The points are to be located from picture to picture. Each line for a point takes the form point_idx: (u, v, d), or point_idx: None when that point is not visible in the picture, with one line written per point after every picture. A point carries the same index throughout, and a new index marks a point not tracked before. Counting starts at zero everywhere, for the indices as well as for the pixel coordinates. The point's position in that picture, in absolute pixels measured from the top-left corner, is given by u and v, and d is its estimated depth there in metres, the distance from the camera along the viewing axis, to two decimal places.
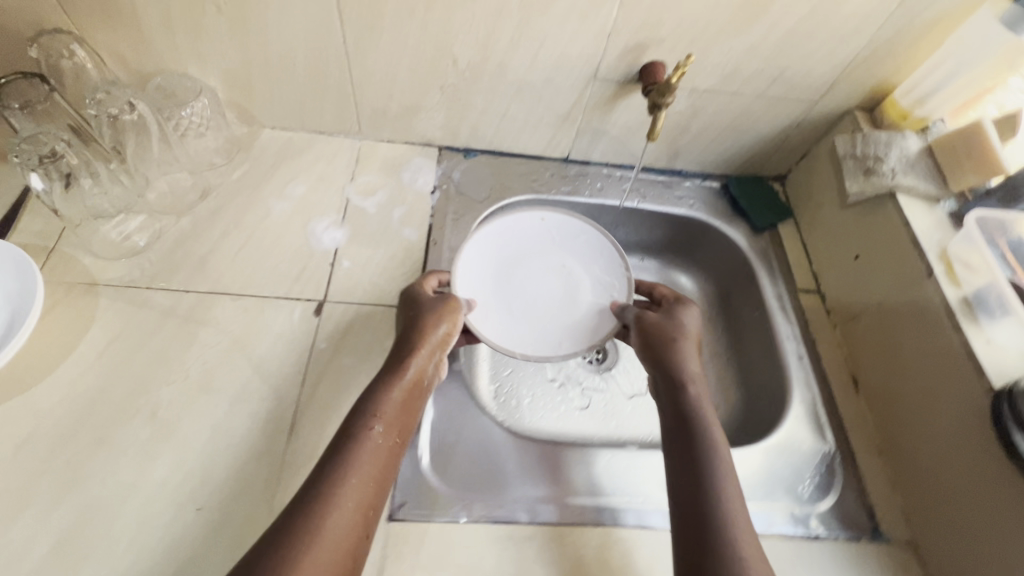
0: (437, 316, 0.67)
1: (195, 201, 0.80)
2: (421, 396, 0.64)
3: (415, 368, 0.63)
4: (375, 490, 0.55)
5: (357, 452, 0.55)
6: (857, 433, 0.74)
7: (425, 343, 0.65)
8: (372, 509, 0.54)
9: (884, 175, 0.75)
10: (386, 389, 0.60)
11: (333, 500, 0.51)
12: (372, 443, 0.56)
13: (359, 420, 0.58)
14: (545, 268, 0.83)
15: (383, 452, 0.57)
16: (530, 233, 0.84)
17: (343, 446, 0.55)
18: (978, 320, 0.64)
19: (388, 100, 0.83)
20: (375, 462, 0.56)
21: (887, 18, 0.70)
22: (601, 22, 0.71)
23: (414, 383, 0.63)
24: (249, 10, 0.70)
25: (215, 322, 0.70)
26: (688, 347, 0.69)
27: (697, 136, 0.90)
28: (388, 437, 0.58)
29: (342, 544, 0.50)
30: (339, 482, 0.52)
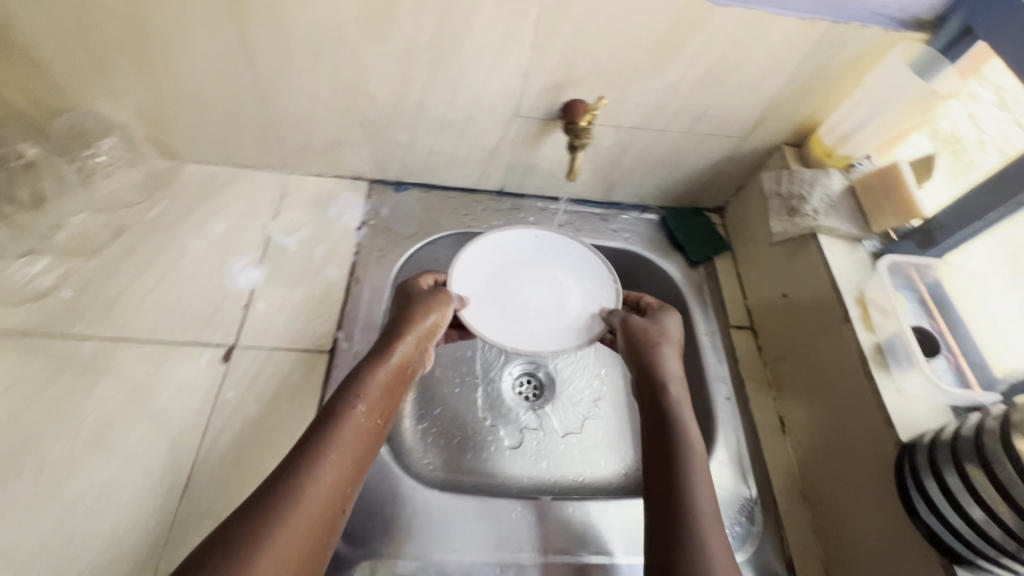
0: (424, 308, 0.70)
1: (108, 240, 0.78)
2: (403, 385, 0.66)
3: (401, 354, 0.65)
4: (354, 467, 0.56)
5: (340, 428, 0.56)
6: (780, 478, 0.73)
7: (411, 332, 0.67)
8: (352, 486, 0.55)
9: (806, 216, 0.74)
10: (371, 374, 0.62)
11: (314, 471, 0.52)
12: (355, 422, 0.58)
13: (344, 401, 0.59)
14: (535, 279, 0.84)
15: (365, 432, 0.58)
16: (521, 247, 0.85)
17: (326, 424, 0.57)
18: (887, 367, 0.63)
19: (310, 136, 0.82)
20: (357, 442, 0.57)
21: (804, 58, 0.70)
22: (515, 62, 0.70)
23: (398, 370, 0.64)
24: (154, 50, 0.68)
25: (114, 371, 0.67)
26: (672, 344, 0.71)
27: (629, 170, 0.89)
28: (372, 418, 0.60)
29: (318, 514, 0.51)
30: (319, 456, 0.53)
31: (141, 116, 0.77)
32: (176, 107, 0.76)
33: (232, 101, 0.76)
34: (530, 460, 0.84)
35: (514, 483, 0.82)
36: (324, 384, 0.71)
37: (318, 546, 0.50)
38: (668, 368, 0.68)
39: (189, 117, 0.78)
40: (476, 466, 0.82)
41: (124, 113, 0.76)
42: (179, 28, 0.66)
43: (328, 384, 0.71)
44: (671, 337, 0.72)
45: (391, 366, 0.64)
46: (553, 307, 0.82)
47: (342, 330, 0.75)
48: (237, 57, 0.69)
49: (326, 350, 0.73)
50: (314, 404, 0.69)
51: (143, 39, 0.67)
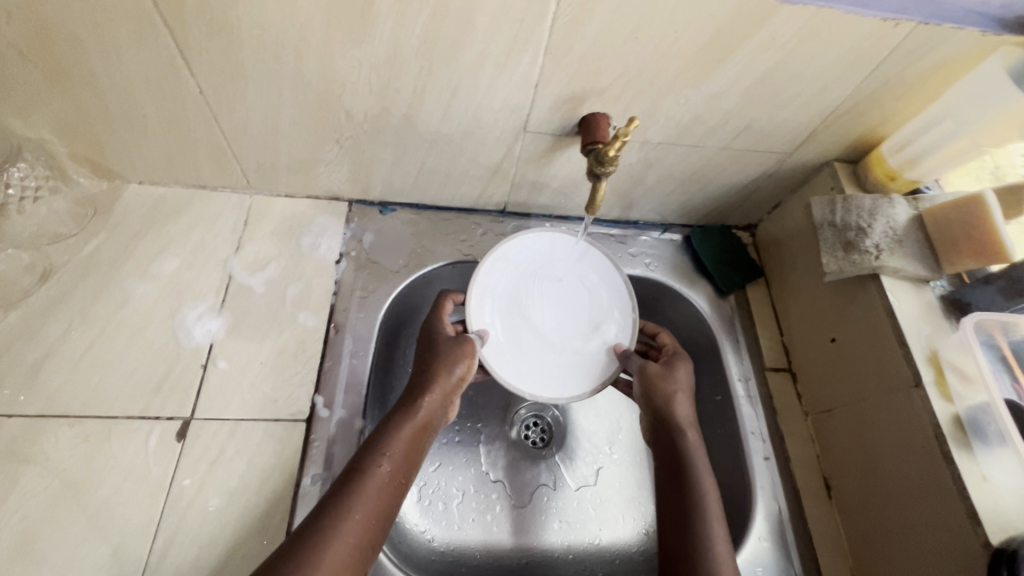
0: (449, 354, 0.61)
1: (31, 286, 0.64)
2: (428, 439, 0.59)
3: (428, 407, 0.59)
4: (373, 534, 0.51)
5: (361, 490, 0.51)
6: (828, 554, 0.64)
7: (438, 383, 0.60)
8: (370, 553, 0.50)
9: (866, 253, 0.63)
10: (397, 430, 0.56)
11: (333, 540, 0.48)
12: (377, 483, 0.53)
13: (368, 457, 0.54)
14: (556, 302, 0.72)
15: (388, 494, 0.53)
16: (545, 262, 0.73)
17: (348, 484, 0.52)
18: (973, 448, 0.54)
19: (275, 154, 0.68)
20: (377, 505, 0.52)
21: (878, 65, 0.57)
22: (525, 70, 0.56)
23: (423, 425, 0.58)
24: (65, 57, 0.53)
25: (41, 459, 0.55)
26: (685, 387, 0.63)
27: (653, 188, 0.77)
28: (395, 477, 0.54)
29: None
30: (340, 524, 0.49)
31: (62, 134, 0.62)
32: (104, 123, 0.62)
33: (174, 116, 0.61)
34: (541, 522, 0.73)
35: (523, 550, 0.71)
36: (301, 463, 0.60)
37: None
38: (681, 418, 0.61)
39: (124, 135, 0.64)
40: (481, 530, 0.71)
41: (40, 131, 0.61)
42: (93, 30, 0.51)
43: (305, 462, 0.60)
44: (685, 381, 0.64)
45: (417, 419, 0.58)
46: (572, 339, 0.71)
47: (321, 392, 0.64)
48: (174, 65, 0.55)
49: (301, 419, 0.62)
50: (290, 488, 0.58)
51: (48, 44, 0.52)
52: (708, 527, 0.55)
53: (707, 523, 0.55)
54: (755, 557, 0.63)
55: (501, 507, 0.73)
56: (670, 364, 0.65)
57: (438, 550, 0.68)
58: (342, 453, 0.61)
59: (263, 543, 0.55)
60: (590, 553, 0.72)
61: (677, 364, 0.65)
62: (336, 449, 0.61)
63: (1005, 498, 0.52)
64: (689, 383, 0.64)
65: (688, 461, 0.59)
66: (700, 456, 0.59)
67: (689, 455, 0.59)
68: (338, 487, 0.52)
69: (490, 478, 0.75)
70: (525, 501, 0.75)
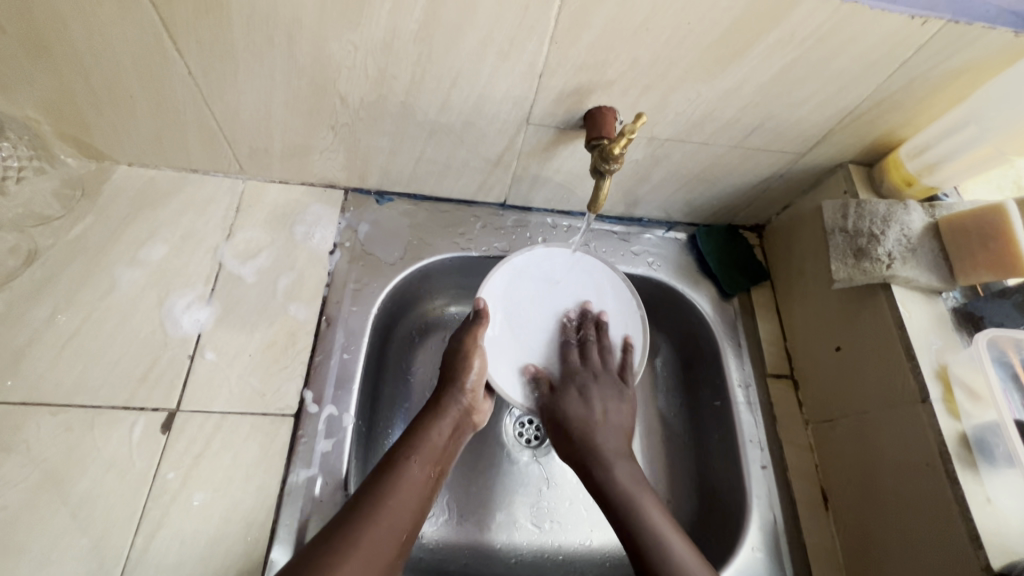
0: (464, 358, 0.65)
1: (15, 269, 0.62)
2: (457, 439, 0.62)
3: (454, 410, 0.62)
4: (409, 522, 0.53)
5: (395, 482, 0.54)
6: (822, 567, 0.63)
7: (459, 387, 0.63)
8: (406, 542, 0.52)
9: (877, 261, 0.60)
10: (425, 428, 0.60)
11: (367, 525, 0.50)
12: (409, 477, 0.55)
13: (396, 453, 0.57)
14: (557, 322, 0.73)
15: (423, 487, 0.56)
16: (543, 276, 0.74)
17: (382, 478, 0.54)
18: (976, 466, 0.53)
19: (268, 140, 0.65)
20: (414, 496, 0.54)
21: (901, 65, 0.54)
22: (528, 59, 0.53)
23: (452, 426, 0.62)
24: (44, 31, 0.51)
25: (23, 448, 0.54)
26: (602, 394, 0.66)
27: (659, 186, 0.74)
28: (427, 471, 0.57)
29: (374, 565, 0.49)
30: (376, 510, 0.51)
31: (49, 112, 0.60)
32: (91, 103, 0.59)
33: (162, 97, 0.59)
34: (532, 521, 0.72)
35: (513, 550, 0.70)
36: (288, 458, 0.59)
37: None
38: (583, 412, 0.65)
39: (112, 116, 0.61)
40: (469, 527, 0.70)
41: (24, 108, 0.59)
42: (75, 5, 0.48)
43: (292, 458, 0.59)
44: (593, 392, 0.66)
45: (445, 418, 0.61)
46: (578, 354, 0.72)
47: (310, 387, 0.63)
48: (161, 43, 0.52)
49: (289, 414, 0.61)
50: (277, 484, 0.57)
51: (29, 17, 0.49)
52: (647, 513, 0.56)
53: (648, 509, 0.56)
54: (748, 567, 0.62)
55: (492, 505, 0.72)
56: (564, 378, 0.69)
57: (427, 547, 0.67)
58: (330, 449, 0.60)
59: (247, 540, 0.54)
60: (580, 554, 0.71)
61: (575, 381, 0.68)
62: (323, 446, 0.60)
63: (1008, 520, 0.50)
64: (576, 387, 0.67)
65: (586, 458, 0.62)
66: (618, 444, 0.63)
67: (593, 441, 0.62)
68: (370, 479, 0.54)
69: (481, 475, 0.74)
70: (515, 499, 0.73)
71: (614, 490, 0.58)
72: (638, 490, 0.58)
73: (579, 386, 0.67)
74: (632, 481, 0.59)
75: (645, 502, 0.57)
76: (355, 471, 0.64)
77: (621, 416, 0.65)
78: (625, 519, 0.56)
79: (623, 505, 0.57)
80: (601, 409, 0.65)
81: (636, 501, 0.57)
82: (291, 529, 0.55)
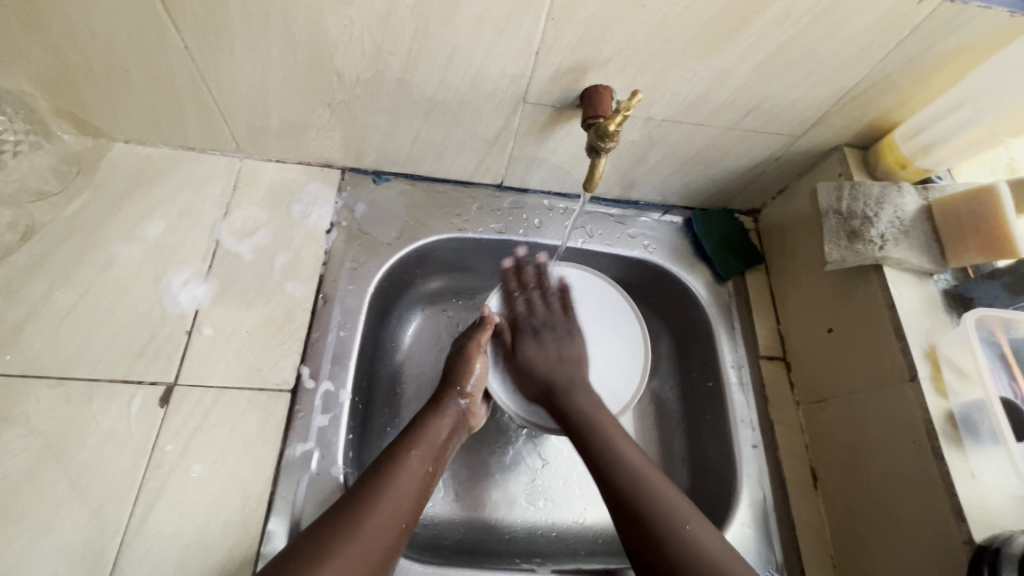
0: (465, 360, 0.67)
1: (13, 244, 0.62)
2: (456, 436, 0.63)
3: (452, 409, 0.64)
4: (410, 512, 0.53)
5: (397, 472, 0.55)
6: (810, 545, 0.64)
7: (459, 389, 0.65)
8: (407, 529, 0.53)
9: (870, 243, 0.61)
10: (425, 424, 0.61)
11: (370, 511, 0.51)
12: (409, 467, 0.56)
13: (399, 445, 0.58)
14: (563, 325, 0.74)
15: (422, 480, 0.56)
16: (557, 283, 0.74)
17: (383, 468, 0.55)
18: (962, 444, 0.54)
19: (265, 117, 0.66)
20: (414, 487, 0.55)
21: (896, 46, 0.54)
22: (525, 37, 0.54)
23: (451, 425, 0.63)
24: (40, 4, 0.50)
25: (23, 419, 0.55)
26: (555, 337, 0.69)
27: (655, 168, 0.74)
28: (427, 464, 0.58)
29: (374, 550, 0.49)
30: (377, 497, 0.52)
31: (44, 87, 0.60)
32: (87, 77, 0.59)
33: (158, 73, 0.59)
34: (526, 498, 0.73)
35: (506, 525, 0.71)
36: (285, 432, 0.59)
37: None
38: (538, 352, 0.68)
39: (108, 92, 0.61)
40: (464, 504, 0.71)
41: (20, 82, 0.59)
42: None
43: (290, 432, 0.59)
44: (546, 335, 0.69)
45: (445, 417, 0.63)
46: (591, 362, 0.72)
47: (307, 363, 0.63)
48: (157, 17, 0.52)
49: (287, 389, 0.61)
50: (274, 457, 0.58)
51: None
52: (611, 433, 0.59)
53: (609, 428, 0.60)
54: (737, 544, 0.63)
55: (486, 483, 0.73)
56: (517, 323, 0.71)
57: (422, 522, 0.68)
58: (327, 424, 0.61)
59: (244, 511, 0.55)
60: (572, 530, 0.72)
61: (528, 325, 0.70)
62: (320, 420, 0.61)
63: (992, 496, 0.52)
64: (530, 328, 0.70)
65: (553, 384, 0.65)
66: (576, 373, 0.66)
67: (554, 372, 0.66)
68: (371, 469, 0.55)
69: (475, 452, 0.75)
70: (509, 477, 0.74)
71: (577, 413, 0.62)
72: (599, 413, 0.62)
73: (533, 330, 0.70)
74: (595, 405, 0.63)
75: (609, 427, 0.60)
76: (351, 446, 0.65)
77: (576, 347, 0.68)
78: (592, 442, 0.59)
79: (588, 428, 0.60)
80: (555, 349, 0.68)
81: (599, 424, 0.60)
82: (287, 501, 0.56)
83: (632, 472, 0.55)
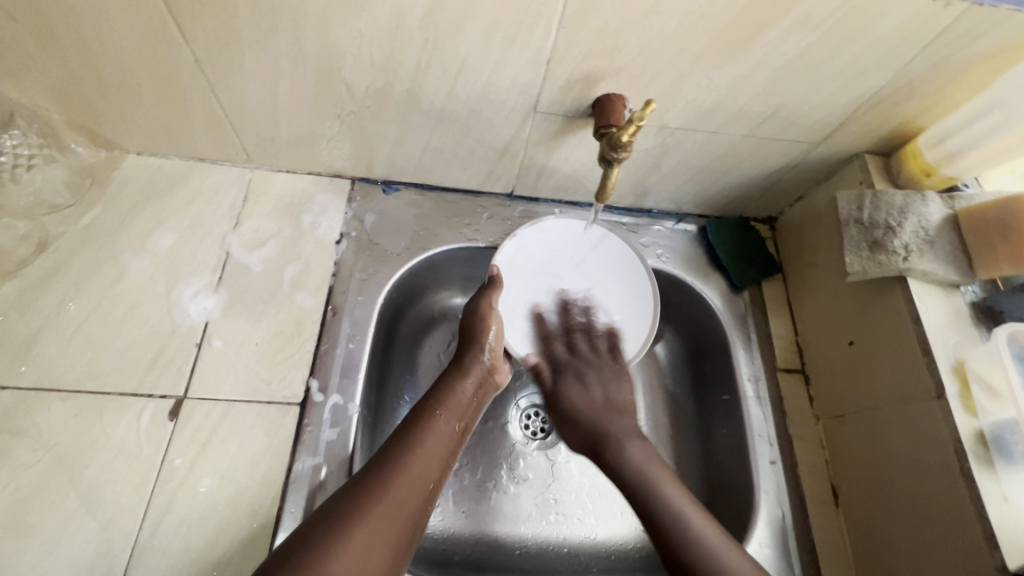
0: (482, 318, 0.66)
1: (28, 255, 0.63)
2: (481, 396, 0.63)
3: (476, 370, 0.64)
4: (437, 472, 0.54)
5: (423, 434, 0.55)
6: (830, 565, 0.62)
7: (480, 347, 0.65)
8: (434, 490, 0.53)
9: (893, 254, 0.59)
10: (451, 386, 0.61)
11: (399, 470, 0.51)
12: (437, 430, 0.56)
13: (425, 408, 0.58)
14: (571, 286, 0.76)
15: (450, 439, 0.57)
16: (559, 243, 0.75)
17: (408, 431, 0.55)
18: (992, 464, 0.51)
19: (275, 129, 0.65)
20: (442, 448, 0.55)
21: (921, 50, 0.52)
22: (536, 46, 0.53)
23: (476, 384, 0.63)
24: (51, 18, 0.50)
25: (34, 432, 0.55)
26: (599, 379, 0.69)
27: (669, 176, 0.73)
28: (453, 425, 0.58)
29: (402, 513, 0.49)
30: (405, 459, 0.52)
31: (58, 100, 0.60)
32: (100, 91, 0.59)
33: (169, 86, 0.59)
34: (536, 513, 0.72)
35: (516, 541, 0.70)
36: (294, 447, 0.59)
37: (403, 545, 0.48)
38: (584, 398, 0.67)
39: (120, 106, 0.62)
40: (474, 518, 0.70)
41: (35, 96, 0.59)
42: None
43: (298, 446, 0.59)
44: (591, 376, 0.69)
45: (470, 376, 0.63)
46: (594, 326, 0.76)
47: (316, 376, 0.63)
48: (167, 31, 0.52)
49: (296, 402, 0.61)
50: (282, 472, 0.57)
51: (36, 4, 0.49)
52: (667, 494, 0.56)
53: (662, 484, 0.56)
54: None
55: (496, 497, 0.72)
56: (561, 367, 0.71)
57: (431, 537, 0.67)
58: (335, 438, 0.60)
59: (252, 527, 0.54)
60: (584, 547, 0.70)
61: (572, 367, 0.70)
62: (329, 434, 0.60)
63: None
64: (573, 371, 0.70)
65: (603, 437, 0.63)
66: (626, 423, 0.64)
67: (604, 421, 0.64)
68: (399, 432, 0.55)
69: (485, 465, 0.74)
70: (519, 490, 0.73)
71: (631, 469, 0.59)
72: (655, 469, 0.58)
73: (577, 370, 0.70)
74: (647, 461, 0.59)
75: (660, 478, 0.57)
76: (361, 460, 0.64)
77: (622, 390, 0.68)
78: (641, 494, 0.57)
79: (639, 483, 0.57)
80: (601, 392, 0.67)
81: (650, 476, 0.57)
82: (295, 517, 0.56)
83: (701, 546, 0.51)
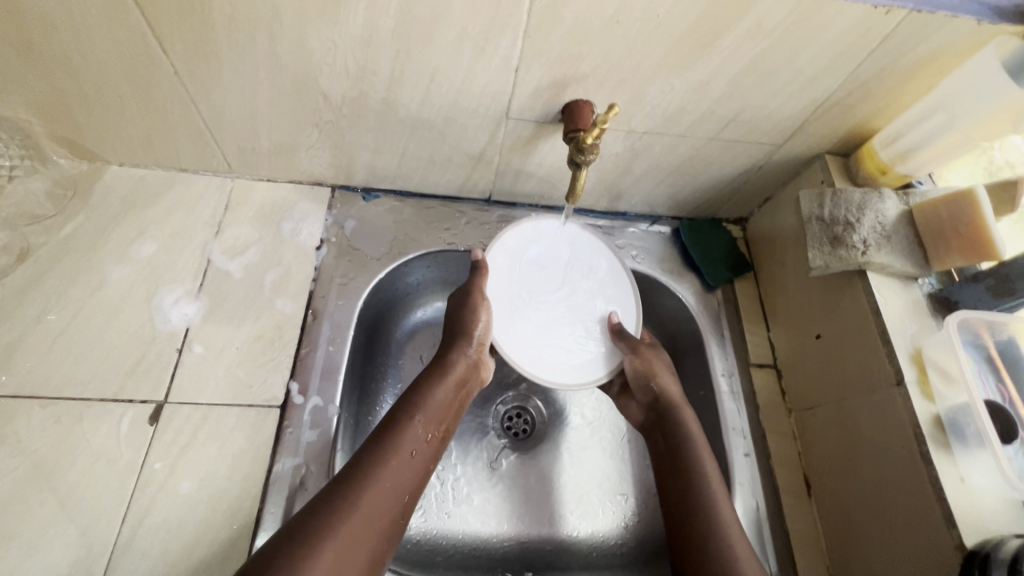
0: (470, 313, 0.65)
1: (9, 265, 0.63)
2: (463, 394, 0.64)
3: (460, 365, 0.64)
4: (412, 481, 0.55)
5: (399, 441, 0.56)
6: (802, 552, 0.63)
7: (465, 342, 0.64)
8: (409, 500, 0.54)
9: (853, 249, 0.61)
10: (433, 385, 0.62)
11: (373, 479, 0.52)
12: (413, 436, 0.57)
13: (404, 410, 0.59)
14: (568, 284, 0.73)
15: (430, 447, 0.58)
16: (547, 238, 0.74)
17: (384, 436, 0.56)
18: (950, 447, 0.54)
19: (256, 138, 0.67)
20: (417, 455, 0.56)
21: (867, 57, 0.55)
22: (504, 55, 0.55)
23: (458, 382, 0.64)
24: (33, 34, 0.52)
25: (13, 440, 0.55)
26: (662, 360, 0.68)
27: (640, 179, 0.75)
28: (431, 430, 0.59)
29: (377, 524, 0.50)
30: (379, 469, 0.53)
31: (41, 114, 0.61)
32: (80, 104, 0.61)
33: (149, 98, 0.60)
34: (518, 510, 0.73)
35: (497, 539, 0.70)
36: (274, 448, 0.60)
37: (378, 555, 0.50)
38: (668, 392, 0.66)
39: (103, 118, 0.63)
40: (455, 519, 0.70)
41: (17, 109, 0.61)
42: (62, 9, 0.50)
43: (278, 448, 0.60)
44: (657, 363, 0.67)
45: (450, 376, 0.63)
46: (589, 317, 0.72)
47: (296, 379, 0.64)
48: (147, 43, 0.53)
49: (276, 405, 0.62)
50: (262, 474, 0.58)
51: (18, 18, 0.50)
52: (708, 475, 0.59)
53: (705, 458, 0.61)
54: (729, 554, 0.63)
55: (480, 498, 0.73)
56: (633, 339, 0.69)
57: (414, 538, 0.67)
58: (315, 439, 0.61)
59: (232, 528, 0.55)
60: (566, 545, 0.71)
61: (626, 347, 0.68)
62: (309, 436, 0.61)
63: (979, 499, 0.51)
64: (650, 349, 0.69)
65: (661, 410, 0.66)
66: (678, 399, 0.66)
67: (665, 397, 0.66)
68: (375, 438, 0.56)
69: (467, 466, 0.75)
70: (503, 490, 0.74)
71: (682, 443, 0.62)
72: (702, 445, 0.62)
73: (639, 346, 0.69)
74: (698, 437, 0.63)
75: (702, 453, 0.61)
76: (342, 461, 0.65)
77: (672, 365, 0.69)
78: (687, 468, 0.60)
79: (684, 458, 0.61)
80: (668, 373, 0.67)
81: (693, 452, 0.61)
82: (276, 518, 0.56)
83: (719, 530, 0.55)
